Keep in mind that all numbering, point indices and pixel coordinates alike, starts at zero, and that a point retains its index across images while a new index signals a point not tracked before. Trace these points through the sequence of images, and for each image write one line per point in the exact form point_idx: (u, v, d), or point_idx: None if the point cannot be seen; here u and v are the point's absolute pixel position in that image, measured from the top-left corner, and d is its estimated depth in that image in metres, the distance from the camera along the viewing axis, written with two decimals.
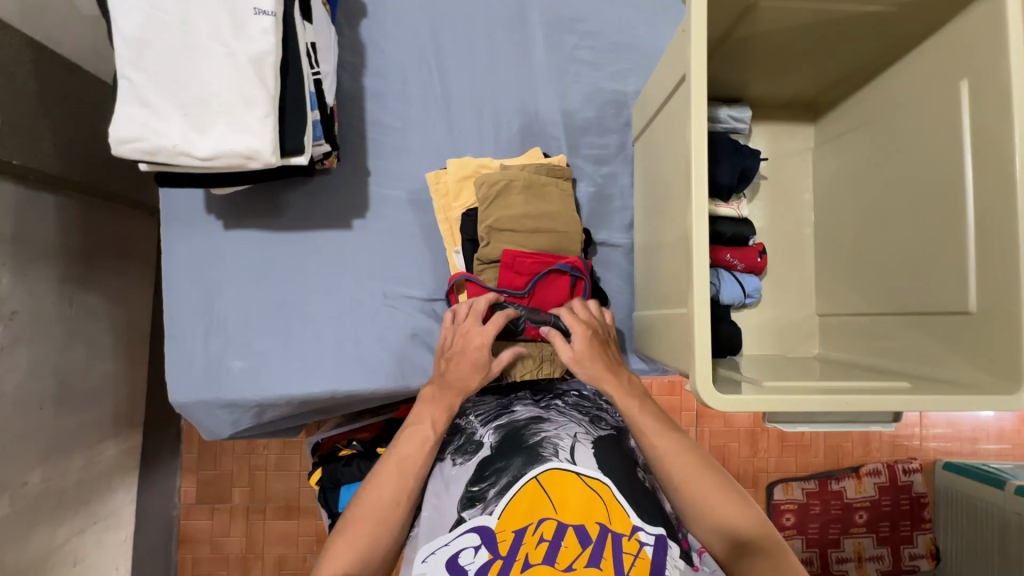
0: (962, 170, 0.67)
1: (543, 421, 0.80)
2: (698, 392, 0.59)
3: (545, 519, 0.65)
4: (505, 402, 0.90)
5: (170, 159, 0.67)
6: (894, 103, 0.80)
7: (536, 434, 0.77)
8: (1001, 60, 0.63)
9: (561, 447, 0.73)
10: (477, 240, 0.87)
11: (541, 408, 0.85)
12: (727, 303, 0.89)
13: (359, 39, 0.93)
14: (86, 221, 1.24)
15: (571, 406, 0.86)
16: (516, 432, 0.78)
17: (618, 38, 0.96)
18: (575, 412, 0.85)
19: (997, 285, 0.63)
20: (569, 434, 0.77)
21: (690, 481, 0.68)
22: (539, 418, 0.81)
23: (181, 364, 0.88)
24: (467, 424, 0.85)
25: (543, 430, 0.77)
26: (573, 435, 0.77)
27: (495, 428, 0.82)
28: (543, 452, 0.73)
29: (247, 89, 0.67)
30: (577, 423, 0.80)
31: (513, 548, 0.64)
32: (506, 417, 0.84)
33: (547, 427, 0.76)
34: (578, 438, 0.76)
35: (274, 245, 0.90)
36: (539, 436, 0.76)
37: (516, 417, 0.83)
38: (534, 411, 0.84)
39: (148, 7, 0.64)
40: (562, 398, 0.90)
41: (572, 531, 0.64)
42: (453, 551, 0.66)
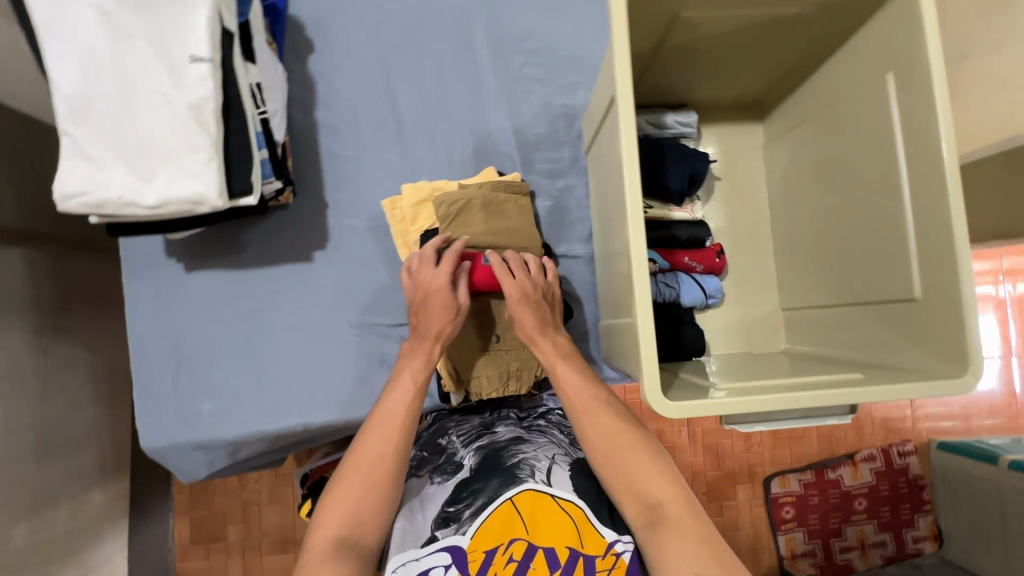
0: (897, 160, 0.69)
1: (523, 442, 0.79)
2: (648, 402, 0.59)
3: (516, 540, 0.66)
4: (488, 422, 0.89)
5: (117, 211, 0.68)
6: (831, 98, 0.81)
7: (514, 455, 0.75)
8: (920, 52, 0.64)
9: (537, 469, 0.72)
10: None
11: (522, 430, 0.84)
12: (689, 306, 0.90)
13: (308, 74, 0.95)
14: (57, 272, 1.24)
15: (554, 427, 0.87)
16: (495, 454, 0.77)
17: (563, 53, 0.98)
18: (557, 432, 0.85)
19: (937, 271, 0.64)
20: (546, 455, 0.76)
21: (614, 445, 0.67)
22: (520, 439, 0.80)
23: (151, 409, 0.88)
24: (448, 444, 0.85)
25: (521, 451, 0.76)
26: (551, 457, 0.76)
27: (475, 450, 0.80)
28: (519, 473, 0.71)
29: (188, 136, 0.68)
30: (556, 446, 0.80)
31: (482, 569, 0.65)
32: (487, 438, 0.82)
33: (525, 449, 0.75)
34: (555, 459, 0.75)
35: (238, 282, 0.90)
36: (517, 457, 0.74)
37: (498, 438, 0.82)
38: (516, 432, 0.83)
39: (81, 62, 0.65)
40: (545, 418, 0.89)
41: (542, 554, 0.65)
42: (425, 567, 0.66)
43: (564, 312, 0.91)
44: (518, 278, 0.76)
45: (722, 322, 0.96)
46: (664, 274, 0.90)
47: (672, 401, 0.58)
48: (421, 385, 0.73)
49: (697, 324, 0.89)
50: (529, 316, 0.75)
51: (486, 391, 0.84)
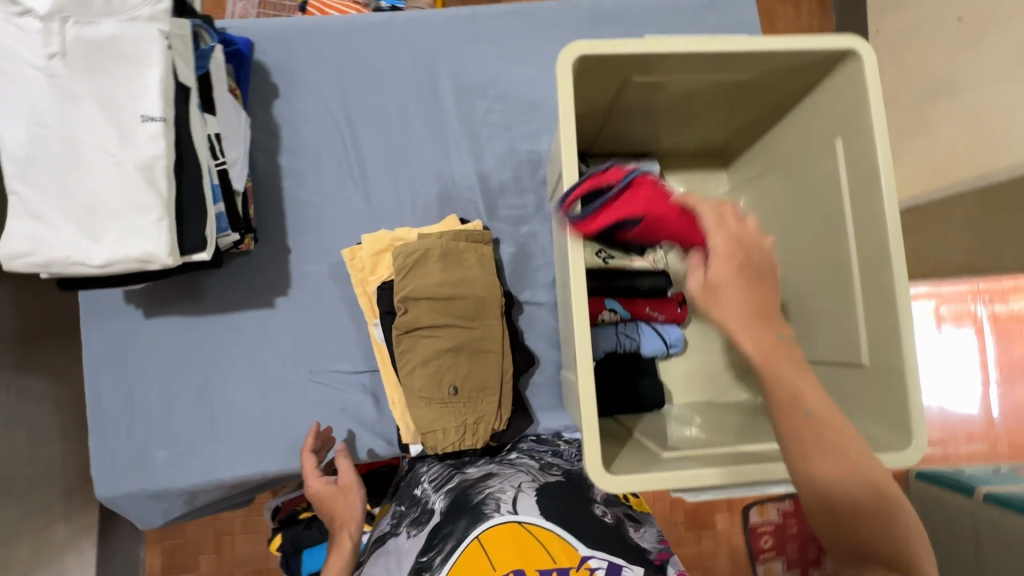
0: (845, 224, 0.69)
1: (492, 477, 0.81)
2: (589, 476, 0.59)
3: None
4: (456, 462, 0.89)
5: (64, 269, 0.67)
6: (787, 154, 0.82)
7: (481, 491, 0.76)
8: (865, 122, 0.65)
9: (502, 501, 0.72)
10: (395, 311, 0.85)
11: (490, 465, 0.85)
12: (650, 356, 0.90)
13: (272, 119, 0.95)
14: (22, 306, 1.23)
15: (524, 455, 0.89)
16: (462, 492, 0.78)
17: (529, 99, 0.98)
18: (527, 461, 0.86)
19: (881, 339, 0.65)
20: (512, 486, 0.77)
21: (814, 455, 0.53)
22: (487, 475, 0.81)
23: (106, 457, 0.87)
24: (422, 494, 0.84)
25: (488, 486, 0.77)
26: (516, 486, 0.76)
27: (445, 493, 0.80)
28: (485, 509, 0.71)
29: (138, 196, 0.67)
30: (524, 473, 0.81)
31: None
32: (456, 480, 0.83)
33: (490, 483, 0.76)
34: (520, 488, 0.76)
35: (197, 329, 0.90)
36: (482, 493, 0.75)
37: (467, 477, 0.83)
38: (486, 468, 0.85)
39: (30, 123, 0.65)
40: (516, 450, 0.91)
41: None
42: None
43: (524, 362, 0.91)
44: (736, 228, 0.60)
45: (686, 369, 0.95)
46: (626, 325, 0.90)
47: (612, 475, 0.59)
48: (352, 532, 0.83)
49: (657, 376, 0.89)
50: (748, 303, 0.57)
51: (442, 446, 0.83)
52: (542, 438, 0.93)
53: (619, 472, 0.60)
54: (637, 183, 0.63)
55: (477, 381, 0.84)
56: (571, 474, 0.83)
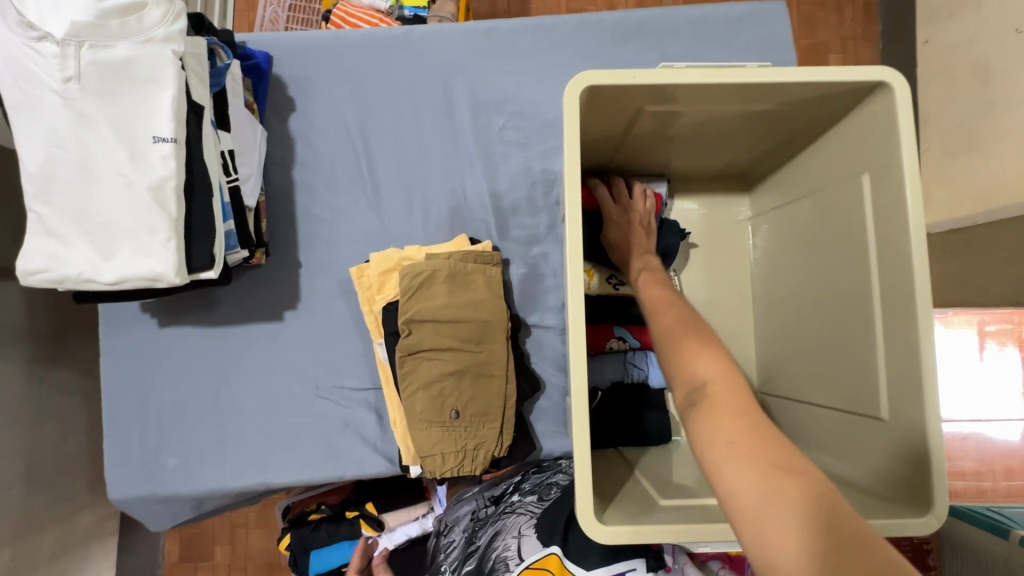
0: (869, 266, 0.65)
1: (498, 535, 0.78)
2: (581, 526, 0.57)
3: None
4: (471, 532, 0.85)
5: (77, 285, 0.69)
6: (812, 186, 0.77)
7: (490, 555, 0.76)
8: (895, 159, 0.61)
9: (509, 558, 0.73)
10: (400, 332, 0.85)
11: (493, 521, 0.83)
12: (659, 387, 0.87)
13: (288, 133, 0.95)
14: (53, 303, 1.28)
15: (529, 492, 0.86)
16: (476, 565, 0.77)
17: (545, 118, 0.96)
18: (529, 498, 0.84)
19: (904, 392, 0.60)
20: (515, 534, 0.76)
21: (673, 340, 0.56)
22: (495, 533, 0.79)
23: (119, 462, 0.90)
24: None
25: (496, 547, 0.76)
26: (518, 533, 0.76)
27: (463, 573, 0.79)
28: (496, 575, 0.72)
29: (148, 217, 0.68)
30: (525, 514, 0.80)
31: None
32: (468, 553, 0.81)
33: (494, 545, 0.75)
34: (523, 533, 0.76)
35: (209, 339, 0.92)
36: (492, 558, 0.75)
37: (476, 544, 0.81)
38: (494, 526, 0.82)
39: (47, 144, 0.66)
40: (518, 490, 0.88)
41: None
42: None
43: (529, 387, 0.89)
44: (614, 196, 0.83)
45: None
46: (634, 353, 0.88)
47: (604, 525, 0.57)
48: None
49: (665, 409, 0.84)
50: (629, 231, 0.78)
51: (440, 470, 0.83)
52: (542, 469, 0.91)
53: (614, 521, 0.58)
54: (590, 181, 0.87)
55: (480, 406, 0.83)
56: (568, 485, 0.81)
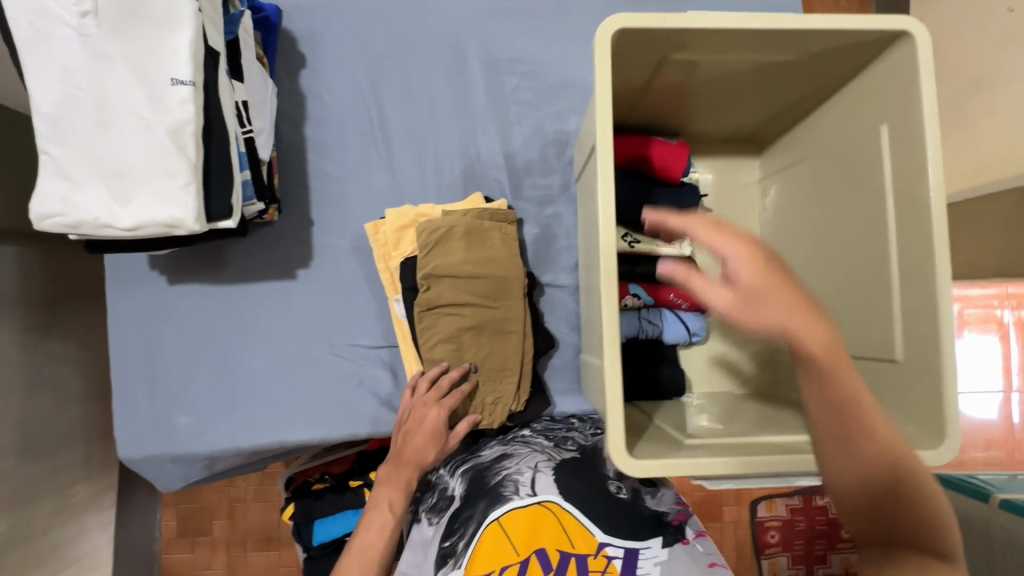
0: (886, 214, 0.67)
1: (507, 457, 0.82)
2: (613, 461, 0.58)
3: (509, 564, 0.64)
4: (472, 445, 0.91)
5: (94, 231, 0.68)
6: (827, 142, 0.79)
7: (498, 473, 0.78)
8: (915, 108, 0.62)
9: (521, 483, 0.74)
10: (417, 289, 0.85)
11: (503, 444, 0.87)
12: (671, 344, 0.88)
13: (298, 90, 0.94)
14: (48, 269, 1.24)
15: (538, 434, 0.88)
16: (480, 475, 0.80)
17: (558, 78, 0.96)
18: (541, 440, 0.86)
19: (920, 334, 0.63)
20: (529, 466, 0.78)
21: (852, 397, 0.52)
22: (502, 456, 0.83)
23: (129, 421, 0.89)
24: (439, 479, 0.88)
25: (505, 468, 0.78)
26: (533, 466, 0.78)
27: (462, 476, 0.83)
28: (504, 491, 0.73)
29: (166, 161, 0.67)
30: (539, 453, 0.82)
31: None
32: (472, 461, 0.86)
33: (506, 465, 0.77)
34: (538, 468, 0.77)
35: (220, 297, 0.90)
36: (500, 475, 0.77)
37: (482, 458, 0.85)
38: (499, 450, 0.86)
39: (61, 83, 0.65)
40: (530, 426, 0.91)
41: (534, 560, 0.64)
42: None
43: (545, 344, 0.90)
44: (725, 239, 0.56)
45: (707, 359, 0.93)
46: (648, 310, 0.88)
47: (637, 459, 0.58)
48: (399, 514, 0.81)
49: (678, 363, 0.88)
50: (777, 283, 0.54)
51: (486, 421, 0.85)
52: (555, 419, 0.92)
53: (644, 456, 0.59)
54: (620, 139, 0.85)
55: (498, 361, 0.84)
56: (586, 449, 0.83)
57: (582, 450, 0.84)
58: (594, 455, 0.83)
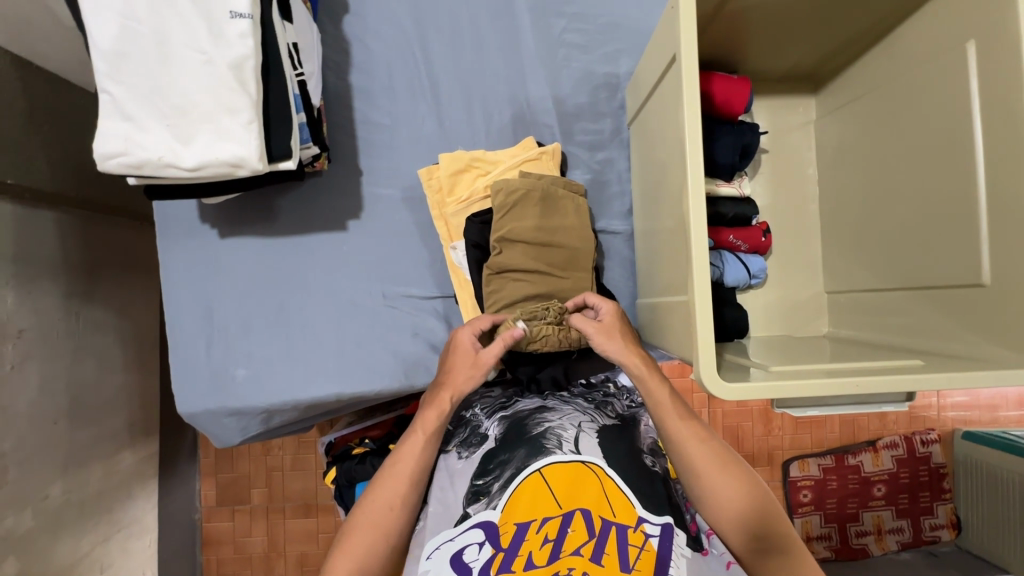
0: (973, 135, 0.65)
1: (547, 410, 0.78)
2: (702, 381, 0.60)
3: (549, 517, 0.65)
4: (510, 393, 0.88)
5: (157, 172, 0.66)
6: (899, 69, 0.76)
7: (539, 424, 0.74)
8: (1010, 18, 0.60)
9: (564, 439, 0.71)
10: (483, 244, 0.84)
11: (544, 397, 0.83)
12: (732, 286, 0.87)
13: (342, 37, 0.92)
14: (87, 235, 1.23)
15: (578, 395, 0.85)
16: (518, 424, 0.76)
17: (607, 18, 0.93)
18: (581, 400, 0.83)
19: (1011, 255, 0.61)
20: (572, 423, 0.75)
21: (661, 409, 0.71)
22: (542, 408, 0.79)
23: (186, 376, 0.89)
24: (472, 416, 0.84)
25: (546, 420, 0.75)
26: (577, 424, 0.74)
27: (499, 420, 0.80)
28: (546, 444, 0.71)
29: (228, 97, 0.65)
30: (582, 412, 0.78)
31: (515, 542, 0.64)
32: (510, 408, 0.82)
33: (550, 418, 0.74)
34: (582, 427, 0.73)
35: (271, 250, 0.90)
36: (542, 426, 0.74)
37: (520, 407, 0.81)
38: (536, 402, 0.82)
39: (122, 17, 0.63)
40: (568, 386, 0.88)
41: (579, 515, 0.64)
42: (458, 547, 0.65)
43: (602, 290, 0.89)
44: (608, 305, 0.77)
45: (764, 303, 0.93)
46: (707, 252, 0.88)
47: (726, 382, 0.59)
48: (434, 433, 0.75)
49: (740, 305, 0.86)
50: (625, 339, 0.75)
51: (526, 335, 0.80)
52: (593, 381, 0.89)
53: (730, 382, 0.60)
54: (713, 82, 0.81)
55: None
56: (626, 418, 0.79)
57: (622, 418, 0.80)
58: (632, 423, 0.80)
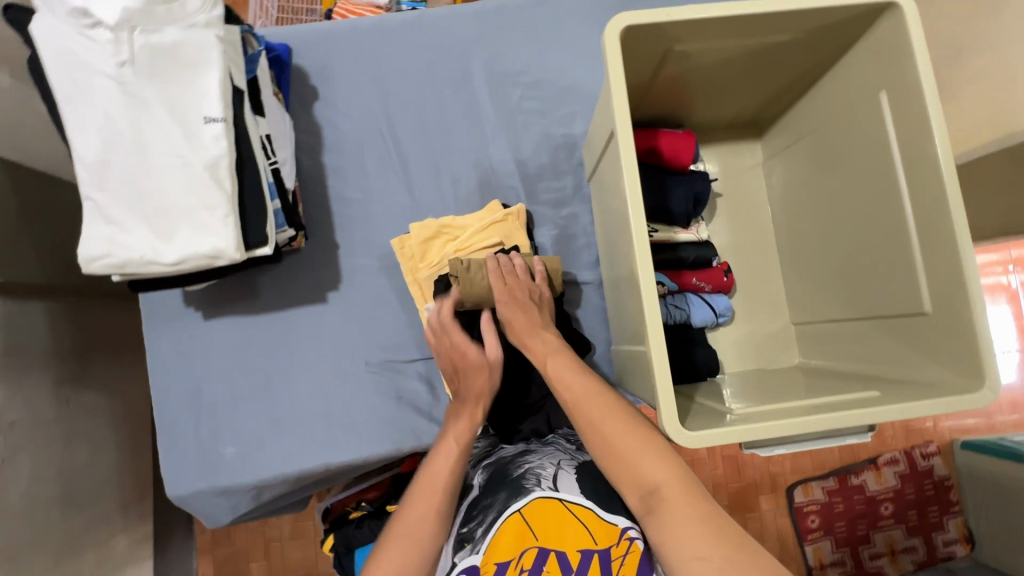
0: (897, 175, 0.70)
1: (529, 453, 0.80)
2: (666, 429, 0.62)
3: (526, 550, 0.64)
4: (495, 444, 0.90)
5: (139, 268, 0.70)
6: (828, 115, 0.82)
7: (520, 466, 0.76)
8: (911, 73, 0.66)
9: (543, 476, 0.71)
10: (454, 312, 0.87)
11: (528, 442, 0.85)
12: (700, 326, 0.91)
13: (314, 121, 0.98)
14: (77, 321, 1.26)
15: (561, 436, 0.87)
16: (502, 470, 0.77)
17: (560, 84, 1.00)
18: (563, 440, 0.85)
19: (945, 283, 0.65)
20: (552, 462, 0.76)
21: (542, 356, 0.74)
22: (524, 452, 0.81)
23: (175, 458, 0.90)
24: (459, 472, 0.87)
25: (527, 462, 0.77)
26: (556, 462, 0.76)
27: (484, 469, 0.81)
28: (526, 484, 0.71)
29: (205, 195, 0.70)
30: (561, 452, 0.80)
31: None
32: (493, 457, 0.84)
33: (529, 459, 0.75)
34: (560, 464, 0.75)
35: (255, 327, 0.93)
36: (523, 468, 0.75)
37: (503, 454, 0.83)
38: (520, 446, 0.84)
39: (101, 130, 0.68)
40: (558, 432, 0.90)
41: (555, 557, 0.63)
42: None
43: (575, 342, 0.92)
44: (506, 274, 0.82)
45: (735, 340, 0.96)
46: (674, 296, 0.92)
47: (689, 430, 0.61)
48: (465, 446, 0.76)
49: (709, 345, 0.90)
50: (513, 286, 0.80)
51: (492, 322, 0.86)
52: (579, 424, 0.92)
53: (693, 429, 0.62)
54: (660, 139, 0.88)
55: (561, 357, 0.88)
56: None
57: None
58: None
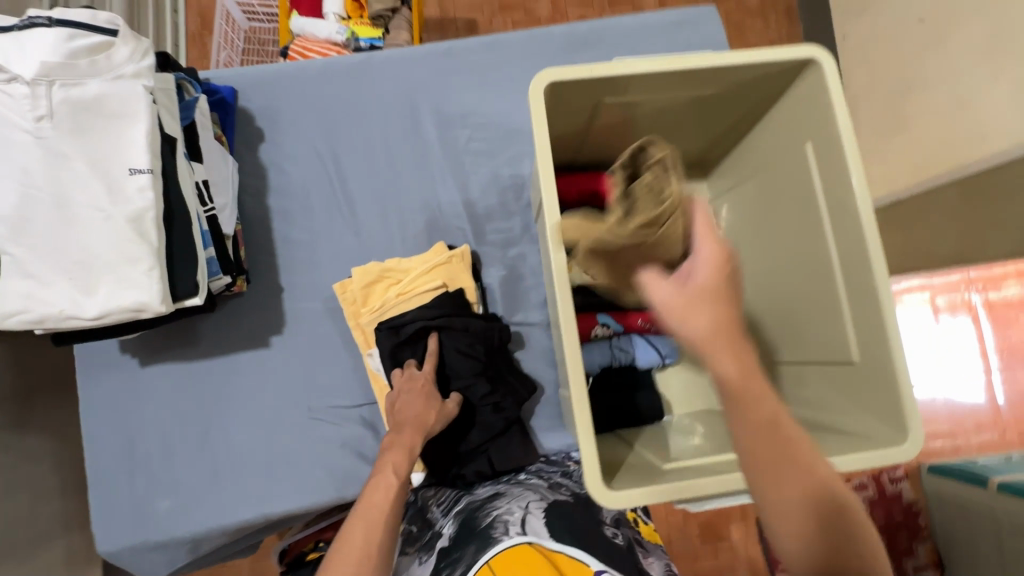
0: (824, 225, 0.71)
1: (499, 497, 0.78)
2: (592, 495, 0.61)
3: None
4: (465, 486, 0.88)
5: (59, 323, 0.68)
6: (763, 161, 0.83)
7: (489, 514, 0.73)
8: (832, 129, 0.67)
9: (511, 523, 0.69)
10: (392, 358, 0.86)
11: (499, 486, 0.83)
12: (646, 368, 0.91)
13: (260, 164, 0.98)
14: (21, 363, 1.22)
15: (533, 476, 0.86)
16: (471, 518, 0.74)
17: (507, 125, 1.00)
18: (535, 481, 0.84)
19: (869, 335, 0.65)
20: (520, 507, 0.74)
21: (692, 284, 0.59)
22: (496, 496, 0.79)
23: (109, 513, 0.87)
24: (432, 517, 0.83)
25: (496, 508, 0.74)
26: (525, 507, 0.73)
27: (454, 516, 0.79)
28: (494, 533, 0.68)
29: (129, 248, 0.69)
30: (532, 493, 0.78)
31: None
32: (464, 502, 0.81)
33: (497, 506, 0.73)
34: (529, 509, 0.73)
35: (193, 375, 0.90)
36: (491, 516, 0.72)
37: (474, 498, 0.81)
38: (493, 489, 0.82)
39: (21, 185, 0.67)
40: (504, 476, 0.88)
41: None
42: None
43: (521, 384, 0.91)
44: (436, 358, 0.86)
45: (683, 380, 0.96)
46: (619, 337, 0.91)
47: (613, 492, 0.60)
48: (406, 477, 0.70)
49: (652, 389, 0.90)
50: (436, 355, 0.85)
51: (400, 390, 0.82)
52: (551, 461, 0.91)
53: (623, 487, 0.61)
54: (607, 182, 0.88)
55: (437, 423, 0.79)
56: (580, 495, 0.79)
57: (577, 497, 0.80)
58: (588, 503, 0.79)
